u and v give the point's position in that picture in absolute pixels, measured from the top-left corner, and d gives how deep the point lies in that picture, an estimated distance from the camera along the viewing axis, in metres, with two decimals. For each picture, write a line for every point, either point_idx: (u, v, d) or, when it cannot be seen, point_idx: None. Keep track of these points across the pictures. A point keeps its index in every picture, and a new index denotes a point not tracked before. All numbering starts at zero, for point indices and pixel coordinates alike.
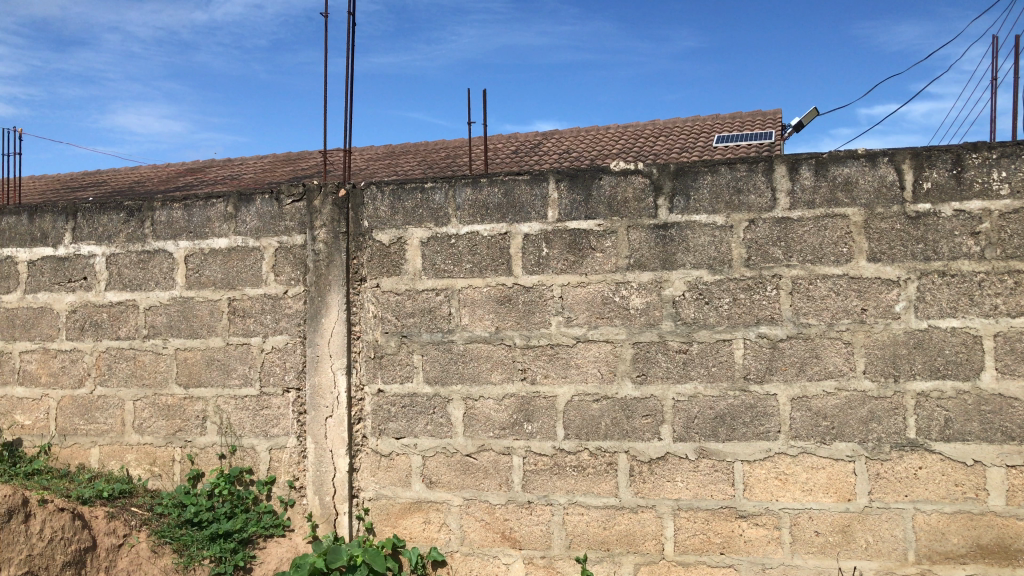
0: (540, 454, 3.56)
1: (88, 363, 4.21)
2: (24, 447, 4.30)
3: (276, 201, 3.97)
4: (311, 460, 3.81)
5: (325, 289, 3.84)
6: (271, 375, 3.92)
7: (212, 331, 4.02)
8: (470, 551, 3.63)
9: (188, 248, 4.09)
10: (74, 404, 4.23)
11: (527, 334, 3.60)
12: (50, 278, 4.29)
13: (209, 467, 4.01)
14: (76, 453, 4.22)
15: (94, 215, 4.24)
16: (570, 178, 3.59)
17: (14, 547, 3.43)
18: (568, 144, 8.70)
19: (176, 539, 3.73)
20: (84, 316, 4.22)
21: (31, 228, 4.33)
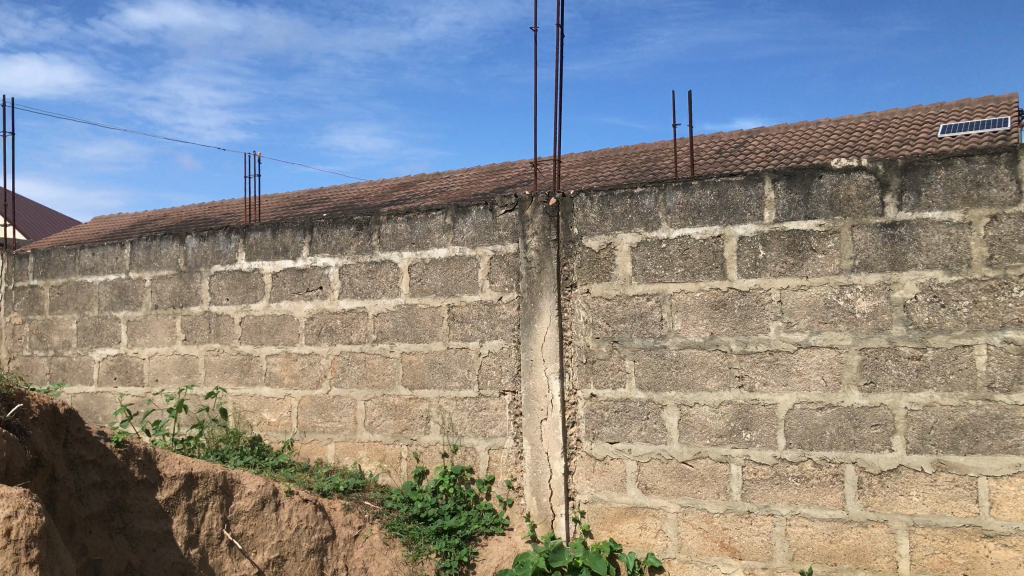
0: (759, 463, 3.47)
1: (324, 365, 4.56)
2: (270, 442, 4.71)
3: (490, 212, 4.12)
4: (528, 462, 3.92)
5: (537, 295, 3.95)
6: (488, 378, 4.08)
7: (434, 336, 4.24)
8: (687, 559, 3.59)
9: (411, 258, 4.33)
10: (312, 404, 4.59)
11: (743, 340, 3.52)
12: (291, 288, 4.69)
13: (433, 465, 4.22)
14: (315, 449, 4.57)
15: (328, 229, 4.59)
16: (787, 177, 3.48)
17: (266, 533, 3.77)
18: (775, 141, 8.39)
19: (405, 533, 3.96)
20: (320, 323, 4.58)
21: (274, 242, 4.75)
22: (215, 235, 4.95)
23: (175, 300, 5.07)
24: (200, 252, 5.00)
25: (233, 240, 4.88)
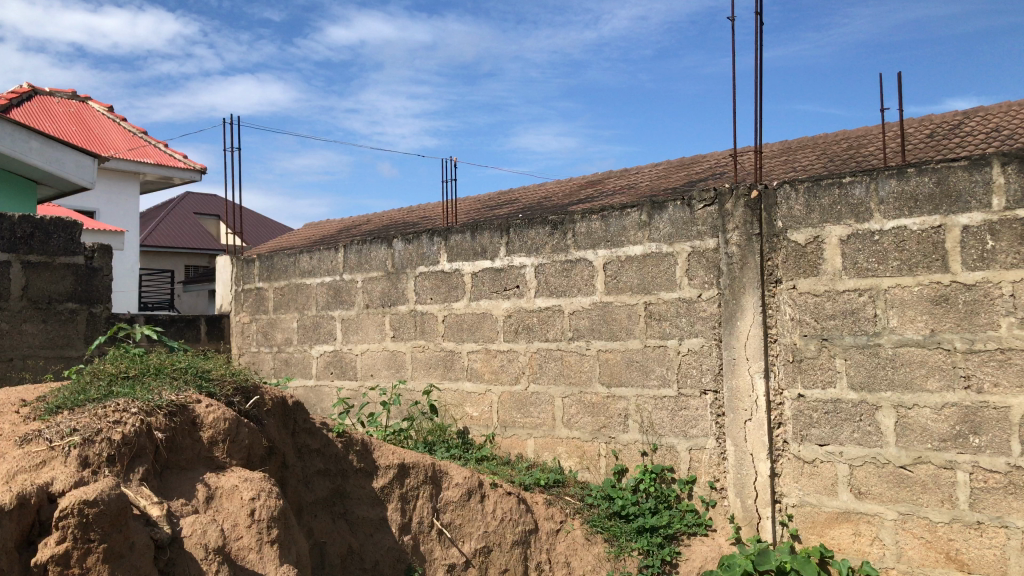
0: (990, 470, 3.20)
1: (523, 362, 4.66)
2: (473, 435, 4.87)
3: (688, 207, 4.06)
4: (731, 462, 3.83)
5: (739, 291, 3.84)
6: (688, 377, 4.02)
7: (631, 334, 4.23)
8: (908, 570, 3.38)
9: (606, 255, 4.34)
10: (512, 400, 4.70)
11: (969, 337, 3.27)
12: (490, 287, 4.83)
13: (633, 463, 4.22)
14: (515, 444, 4.69)
15: (524, 229, 4.69)
16: (1019, 160, 3.19)
17: (473, 523, 3.91)
18: (996, 120, 7.69)
19: (607, 529, 3.98)
20: (518, 320, 4.69)
21: (473, 244, 4.91)
22: (419, 238, 5.18)
23: (383, 300, 5.36)
24: (406, 254, 5.25)
25: (435, 242, 5.10)
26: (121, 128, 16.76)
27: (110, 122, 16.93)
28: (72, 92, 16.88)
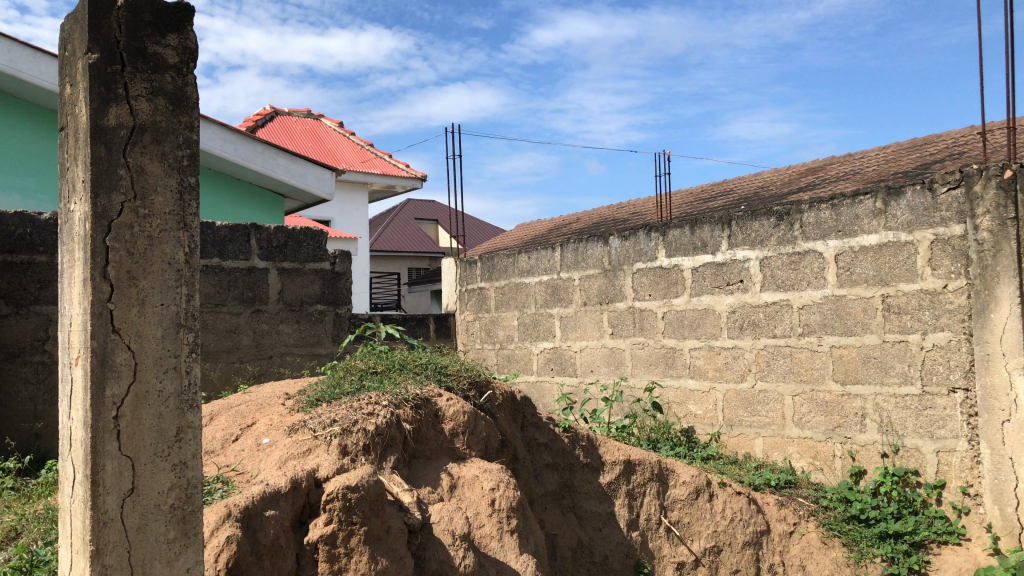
0: None
1: (748, 359, 4.54)
2: (697, 433, 4.81)
3: (929, 191, 3.79)
4: (987, 467, 3.53)
5: (992, 281, 3.53)
6: (934, 374, 3.75)
7: (867, 328, 4.01)
8: None
9: (838, 246, 4.14)
10: (738, 397, 4.59)
11: None
12: (712, 282, 4.74)
13: (872, 465, 3.99)
14: (742, 443, 4.57)
15: (747, 221, 4.56)
16: None
17: (702, 522, 3.85)
18: None
19: (845, 533, 3.82)
20: (743, 316, 4.57)
21: (693, 238, 4.84)
22: (636, 234, 5.18)
23: (602, 297, 5.40)
24: (623, 251, 5.27)
25: (653, 237, 5.07)
26: (349, 141, 18.02)
27: (339, 137, 18.24)
28: (305, 111, 18.42)
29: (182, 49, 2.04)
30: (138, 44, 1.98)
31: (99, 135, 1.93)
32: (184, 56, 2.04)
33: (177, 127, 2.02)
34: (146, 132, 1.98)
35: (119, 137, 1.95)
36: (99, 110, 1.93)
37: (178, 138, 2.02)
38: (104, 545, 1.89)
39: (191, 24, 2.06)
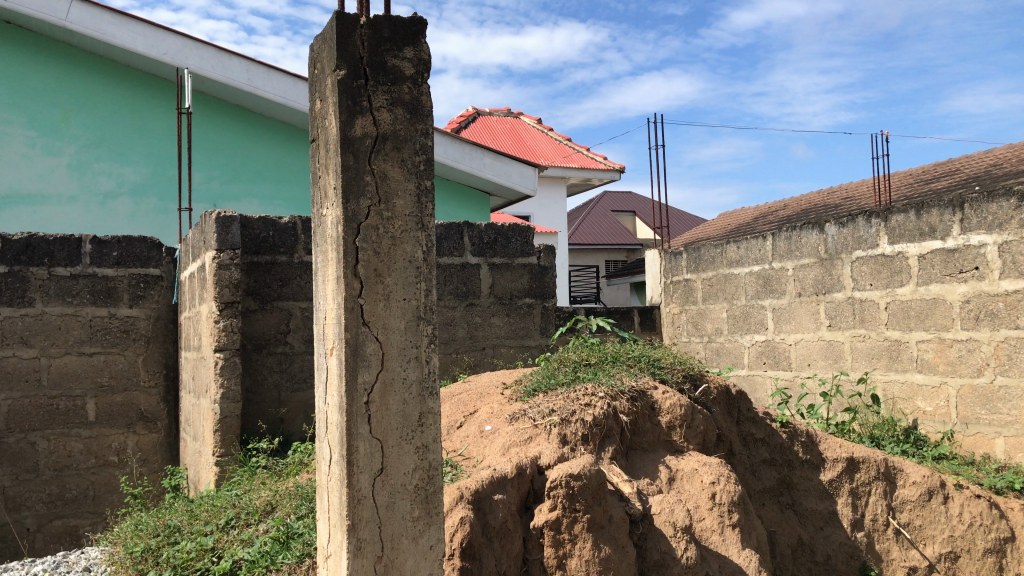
0: None
1: (986, 353, 4.20)
2: (927, 431, 4.52)
3: None
4: None
5: None
6: None
7: None
8: None
9: None
10: (974, 394, 4.26)
11: None
12: (942, 270, 4.42)
13: None
14: (979, 443, 4.25)
15: (983, 203, 4.22)
16: None
17: (936, 526, 3.61)
18: None
19: None
20: (979, 306, 4.23)
21: (920, 223, 4.53)
22: (855, 220, 4.92)
23: (817, 287, 5.18)
24: (840, 238, 5.03)
25: (874, 224, 4.80)
26: (547, 137, 18.33)
27: (538, 133, 18.60)
28: (505, 111, 18.97)
29: (417, 60, 2.19)
30: (379, 58, 2.14)
31: (348, 146, 2.09)
32: (419, 67, 2.18)
33: (414, 135, 2.16)
34: (388, 140, 2.14)
35: (364, 147, 2.11)
36: (346, 122, 2.10)
37: (415, 144, 2.17)
38: (358, 521, 2.07)
39: (424, 36, 2.20)
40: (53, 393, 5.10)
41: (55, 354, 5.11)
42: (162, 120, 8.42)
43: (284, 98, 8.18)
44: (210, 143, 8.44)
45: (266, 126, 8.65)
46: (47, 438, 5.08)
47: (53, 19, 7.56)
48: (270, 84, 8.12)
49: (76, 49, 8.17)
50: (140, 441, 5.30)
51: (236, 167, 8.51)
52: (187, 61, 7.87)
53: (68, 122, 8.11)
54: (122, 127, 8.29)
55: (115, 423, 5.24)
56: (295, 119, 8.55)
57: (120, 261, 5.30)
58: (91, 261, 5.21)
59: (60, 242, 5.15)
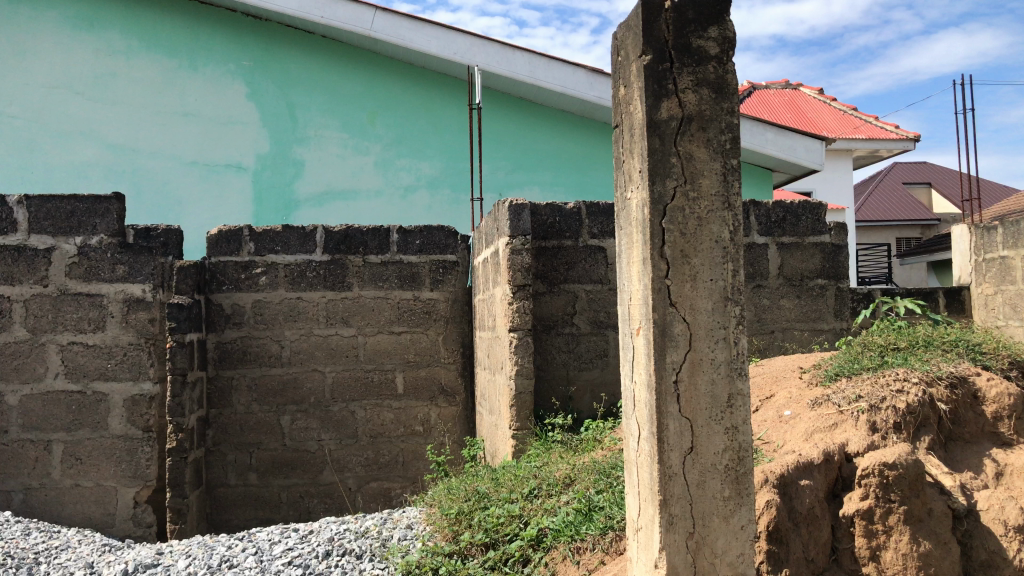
0: None
1: None
2: None
3: None
4: None
5: None
6: None
7: None
8: None
9: None
10: None
11: None
12: None
13: None
14: None
15: None
16: None
17: None
18: None
19: None
20: None
21: None
22: None
23: None
24: None
25: None
26: (831, 108, 17.32)
27: (821, 105, 17.62)
28: (783, 84, 18.17)
29: (722, 39, 2.18)
30: (684, 40, 2.15)
31: (654, 129, 2.13)
32: (725, 46, 2.18)
33: (720, 114, 2.16)
34: (693, 121, 2.15)
35: (670, 129, 2.14)
36: (653, 105, 2.14)
37: (721, 123, 2.17)
38: (670, 497, 2.12)
39: (728, 14, 2.19)
40: (369, 366, 5.68)
41: (370, 333, 5.69)
42: (453, 116, 9.01)
43: (563, 87, 8.43)
44: (495, 135, 8.91)
45: (547, 115, 8.98)
46: (364, 407, 5.67)
47: (361, 30, 8.36)
48: (551, 74, 8.39)
49: (379, 55, 8.96)
50: (442, 413, 5.76)
51: (520, 157, 8.91)
52: (475, 59, 8.34)
53: (374, 123, 8.93)
54: (419, 124, 8.98)
55: (420, 395, 5.73)
56: (574, 106, 8.78)
57: (422, 249, 5.76)
58: (398, 249, 5.72)
59: (371, 232, 5.69)
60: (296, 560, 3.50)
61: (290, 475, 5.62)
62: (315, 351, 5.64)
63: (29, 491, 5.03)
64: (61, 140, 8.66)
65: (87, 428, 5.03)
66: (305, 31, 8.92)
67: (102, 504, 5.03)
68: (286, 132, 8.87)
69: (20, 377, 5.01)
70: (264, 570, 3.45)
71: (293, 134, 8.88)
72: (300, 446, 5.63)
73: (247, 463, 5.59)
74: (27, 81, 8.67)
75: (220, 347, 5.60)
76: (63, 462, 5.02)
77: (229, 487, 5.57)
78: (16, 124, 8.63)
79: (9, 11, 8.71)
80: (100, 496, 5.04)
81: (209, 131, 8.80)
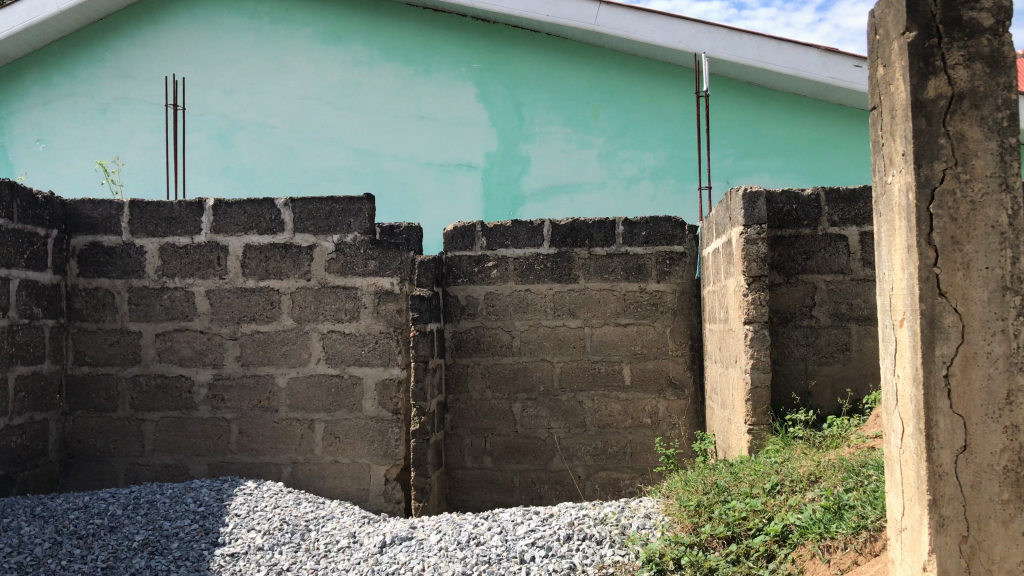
0: None
1: None
2: None
3: None
4: None
5: None
6: None
7: None
8: None
9: None
10: None
11: None
12: None
13: None
14: None
15: None
16: None
17: None
18: None
19: None
20: None
21: None
22: None
23: None
24: None
25: None
26: None
27: None
28: None
29: (995, 9, 2.22)
30: (954, 15, 2.22)
31: (920, 109, 2.22)
32: (998, 17, 2.21)
33: (995, 90, 2.19)
34: (965, 99, 2.21)
35: (938, 109, 2.21)
36: (918, 85, 2.23)
37: (996, 101, 2.20)
38: (941, 497, 2.19)
39: None
40: (596, 357, 5.77)
41: (597, 324, 5.77)
42: (679, 105, 8.97)
43: (794, 69, 8.09)
44: (721, 123, 8.71)
45: (776, 99, 8.65)
46: (593, 397, 5.77)
47: (585, 26, 8.47)
48: (781, 57, 8.08)
49: (604, 49, 9.08)
50: (670, 406, 5.74)
51: (748, 145, 8.64)
52: (700, 46, 8.21)
53: (597, 117, 9.02)
54: (643, 115, 8.99)
55: (649, 387, 5.74)
56: (805, 88, 8.43)
57: (648, 240, 5.76)
58: (624, 241, 5.76)
59: (598, 225, 5.77)
60: (539, 542, 3.65)
61: (522, 460, 5.83)
62: (544, 341, 5.81)
63: (296, 464, 5.54)
64: (314, 147, 9.46)
65: (344, 409, 5.48)
66: (531, 30, 9.19)
67: (357, 480, 5.47)
68: (514, 130, 9.15)
69: (288, 362, 5.55)
70: (509, 549, 3.63)
71: (520, 132, 9.14)
72: (531, 433, 5.82)
73: (482, 447, 5.86)
74: (285, 94, 9.54)
75: (456, 336, 5.89)
76: (323, 440, 5.51)
77: (466, 469, 5.87)
78: (276, 133, 9.52)
79: (270, 32, 9.64)
80: (356, 472, 5.48)
81: (442, 132, 9.26)
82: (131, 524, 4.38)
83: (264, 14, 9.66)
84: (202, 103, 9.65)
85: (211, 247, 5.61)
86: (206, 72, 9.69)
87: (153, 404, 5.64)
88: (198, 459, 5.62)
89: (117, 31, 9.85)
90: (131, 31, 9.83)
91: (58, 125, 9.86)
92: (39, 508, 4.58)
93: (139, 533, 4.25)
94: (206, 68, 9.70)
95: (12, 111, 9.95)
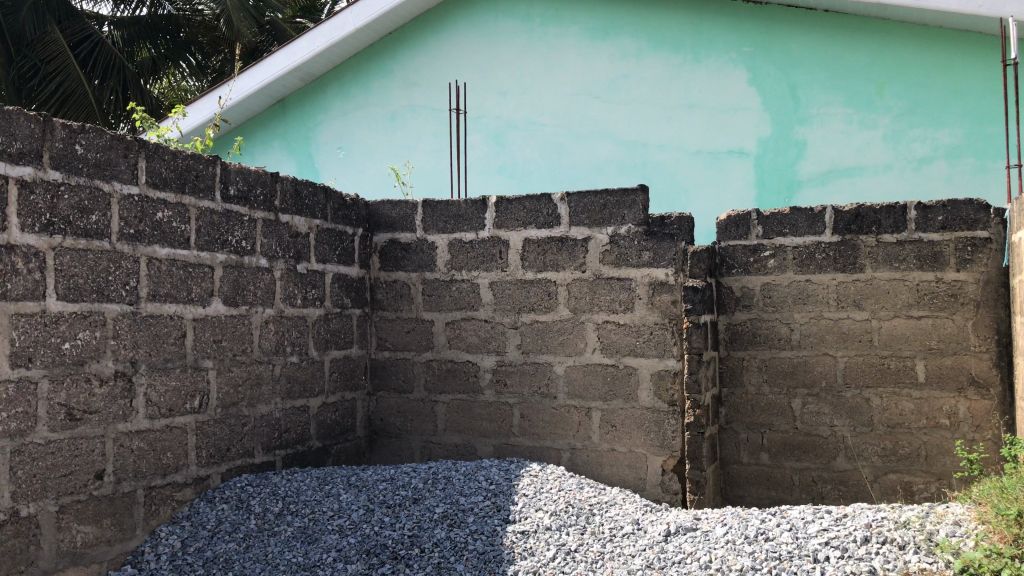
0: None
1: None
2: None
3: None
4: None
5: None
6: None
7: None
8: None
9: None
10: None
11: None
12: None
13: None
14: None
15: None
16: None
17: None
18: None
19: None
20: None
21: None
22: None
23: None
24: None
25: None
26: None
27: None
28: None
29: None
30: None
31: None
32: None
33: None
34: None
35: None
36: None
37: None
38: None
39: None
40: (885, 353, 5.41)
41: (886, 317, 5.41)
42: (978, 76, 8.17)
43: None
44: None
45: None
46: (881, 395, 5.41)
47: None
48: None
49: (889, 21, 8.49)
50: (973, 406, 5.24)
51: None
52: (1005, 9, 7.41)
53: (882, 94, 8.44)
54: (936, 89, 8.29)
55: (947, 386, 5.29)
56: None
57: (946, 225, 5.28)
58: (917, 226, 5.33)
59: (886, 210, 5.38)
60: (833, 542, 3.52)
61: (802, 458, 5.60)
62: (826, 335, 5.54)
63: (575, 450, 5.73)
64: (583, 141, 9.65)
65: (621, 399, 5.58)
66: (807, 8, 8.78)
67: (634, 469, 5.54)
68: (788, 113, 8.78)
69: (565, 351, 5.75)
70: (801, 547, 3.54)
71: (796, 115, 8.76)
72: (812, 431, 5.58)
73: (759, 443, 5.72)
74: (556, 91, 9.83)
75: (731, 329, 5.79)
76: (601, 428, 5.64)
77: (742, 465, 5.75)
78: (547, 130, 9.83)
79: (541, 32, 9.99)
80: (633, 461, 5.55)
81: (712, 120, 9.09)
82: (432, 496, 4.77)
83: (536, 16, 10.03)
84: (479, 105, 10.19)
85: (494, 242, 5.94)
86: (483, 75, 10.23)
87: (443, 387, 6.08)
88: (484, 440, 5.98)
89: (404, 43, 10.67)
90: (416, 43, 10.61)
91: (355, 133, 10.87)
92: (354, 478, 5.12)
93: (439, 506, 4.62)
94: (483, 71, 10.24)
95: (316, 122, 11.10)
